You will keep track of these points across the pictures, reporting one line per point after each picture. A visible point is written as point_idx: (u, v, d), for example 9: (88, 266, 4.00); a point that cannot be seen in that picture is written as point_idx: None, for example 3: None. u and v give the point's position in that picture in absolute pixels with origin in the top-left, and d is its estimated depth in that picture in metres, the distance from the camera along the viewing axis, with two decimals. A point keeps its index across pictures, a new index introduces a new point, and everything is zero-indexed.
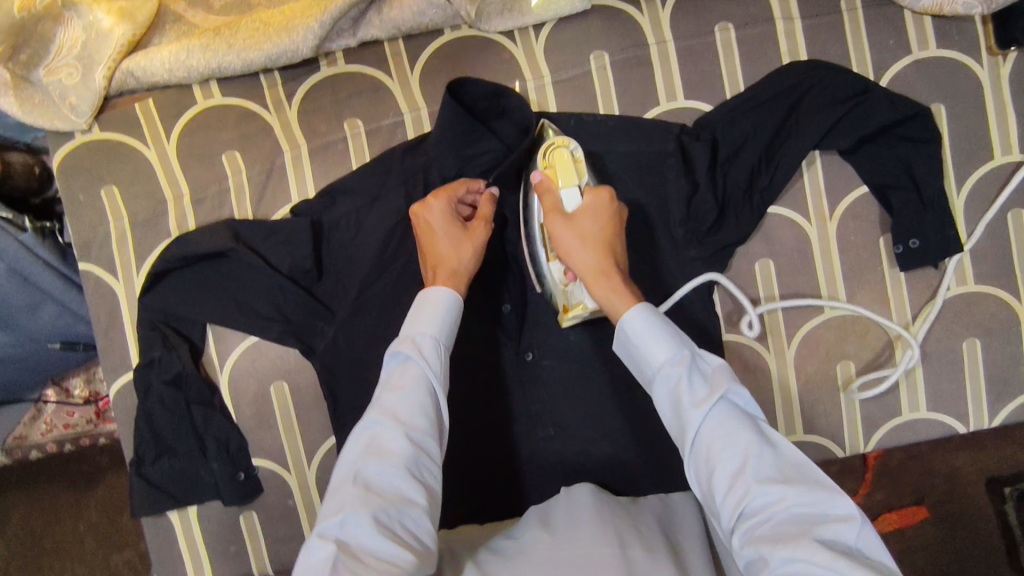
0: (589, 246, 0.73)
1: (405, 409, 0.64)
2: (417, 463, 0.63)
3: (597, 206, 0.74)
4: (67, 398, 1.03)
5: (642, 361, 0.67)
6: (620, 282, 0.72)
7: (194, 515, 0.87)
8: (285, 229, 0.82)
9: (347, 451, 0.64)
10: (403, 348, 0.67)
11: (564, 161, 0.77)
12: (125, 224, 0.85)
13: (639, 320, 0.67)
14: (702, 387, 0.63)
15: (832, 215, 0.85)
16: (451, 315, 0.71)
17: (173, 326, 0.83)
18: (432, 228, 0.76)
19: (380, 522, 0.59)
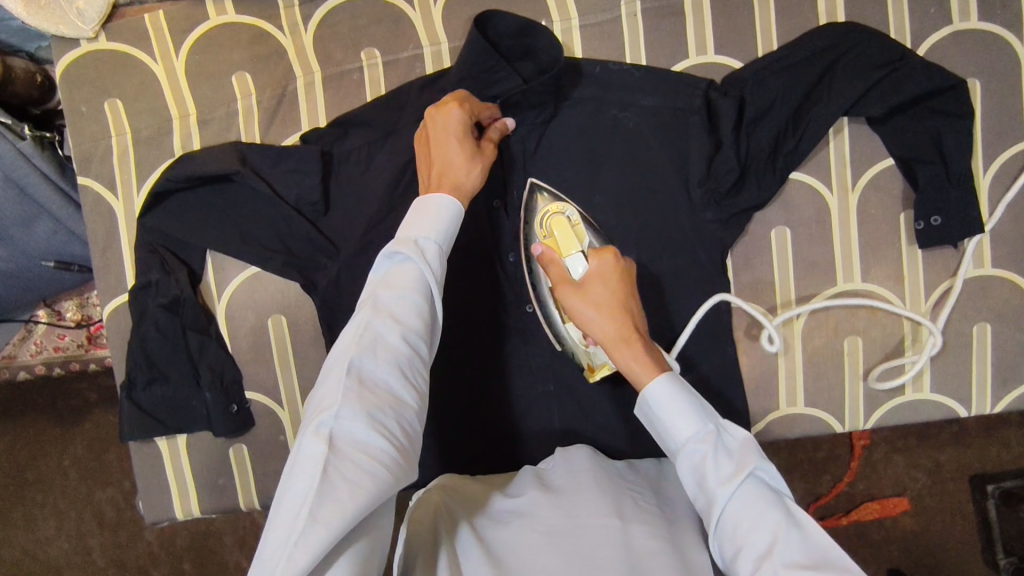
0: (606, 314, 0.66)
1: (402, 306, 0.59)
2: (410, 364, 0.57)
3: (604, 271, 0.67)
4: (58, 321, 1.00)
5: (664, 435, 0.61)
6: (644, 349, 0.64)
7: (182, 444, 0.85)
8: (294, 156, 0.79)
9: (334, 348, 0.57)
10: (403, 248, 0.61)
11: (562, 228, 0.75)
12: (128, 139, 0.83)
13: (663, 393, 0.61)
14: (729, 463, 0.58)
15: (854, 186, 0.83)
16: (452, 225, 0.66)
17: (172, 249, 0.81)
18: (447, 131, 0.72)
19: (375, 421, 0.52)
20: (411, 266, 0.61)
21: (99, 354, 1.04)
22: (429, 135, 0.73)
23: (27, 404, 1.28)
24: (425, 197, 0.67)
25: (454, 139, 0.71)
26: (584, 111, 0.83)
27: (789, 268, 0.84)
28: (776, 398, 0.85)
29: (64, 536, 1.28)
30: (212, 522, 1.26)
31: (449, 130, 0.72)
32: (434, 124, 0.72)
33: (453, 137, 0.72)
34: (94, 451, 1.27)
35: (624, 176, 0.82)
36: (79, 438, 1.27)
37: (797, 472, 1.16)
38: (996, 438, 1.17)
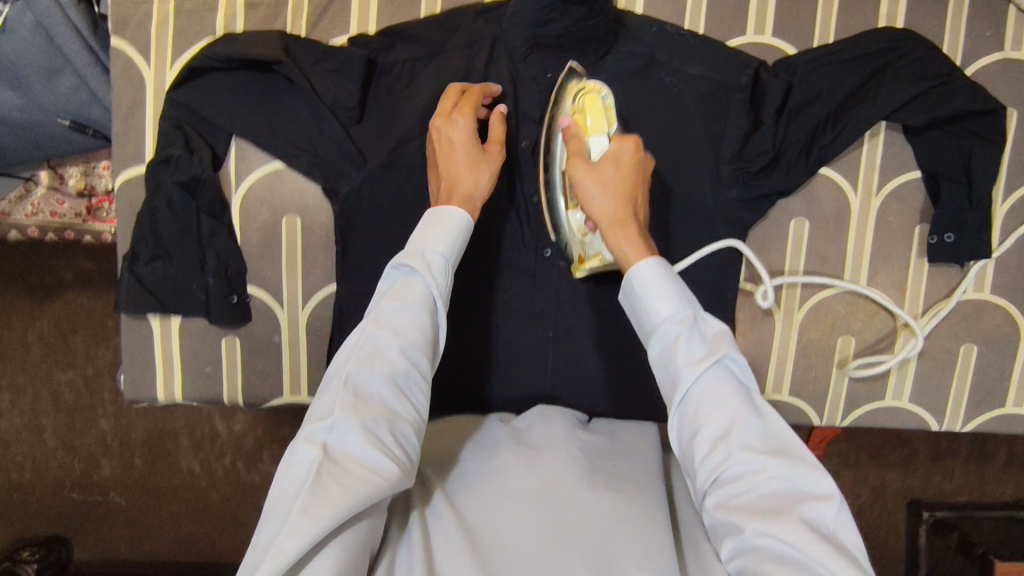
0: (605, 196, 0.69)
1: (406, 319, 0.62)
2: (405, 378, 0.60)
3: (621, 154, 0.70)
4: (60, 186, 0.96)
5: (643, 315, 0.65)
6: (638, 231, 0.68)
7: (176, 327, 0.85)
8: (338, 58, 0.78)
9: (338, 357, 0.61)
10: (410, 261, 0.65)
11: (594, 108, 0.75)
12: (169, 9, 0.80)
13: (648, 273, 0.65)
14: (700, 346, 0.62)
15: (878, 191, 0.85)
16: (459, 239, 0.68)
17: (198, 129, 0.79)
18: (453, 146, 0.73)
19: (369, 426, 0.56)
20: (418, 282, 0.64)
21: (97, 228, 0.98)
22: (436, 145, 0.74)
23: None
24: (437, 206, 0.70)
25: (462, 143, 0.73)
26: (634, 68, 0.82)
27: (800, 260, 0.86)
28: (762, 382, 0.88)
29: (16, 411, 1.26)
30: (169, 423, 1.26)
31: (453, 134, 0.73)
32: (440, 137, 0.73)
33: (458, 142, 0.73)
34: (60, 332, 1.25)
35: (661, 140, 0.82)
36: (46, 318, 1.25)
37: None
38: (940, 469, 1.24)
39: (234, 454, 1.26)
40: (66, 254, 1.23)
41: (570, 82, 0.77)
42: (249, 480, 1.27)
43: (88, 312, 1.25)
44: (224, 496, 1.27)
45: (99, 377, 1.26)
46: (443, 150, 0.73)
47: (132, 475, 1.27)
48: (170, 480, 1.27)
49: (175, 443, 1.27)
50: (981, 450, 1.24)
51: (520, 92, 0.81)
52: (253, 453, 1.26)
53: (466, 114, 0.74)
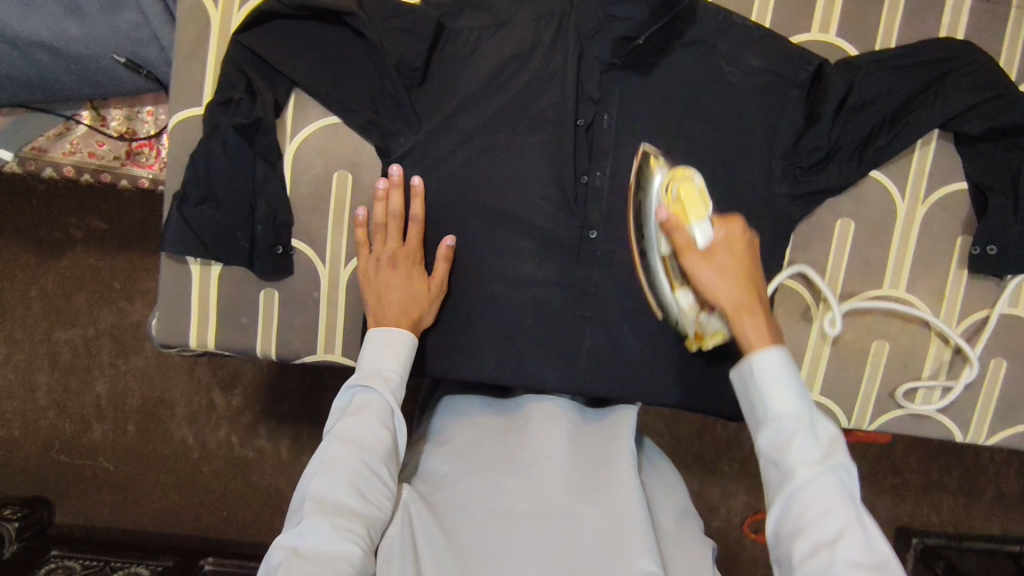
0: (733, 284, 0.65)
1: (363, 434, 0.67)
2: (368, 482, 0.65)
3: (733, 241, 0.67)
4: (102, 128, 0.94)
5: (757, 403, 0.61)
6: (765, 319, 0.64)
7: (215, 275, 0.84)
8: (410, 17, 0.79)
9: (306, 472, 0.66)
10: (364, 382, 0.70)
11: (692, 197, 0.70)
12: None
13: (774, 367, 0.60)
14: (815, 448, 0.58)
15: (925, 200, 0.87)
16: (408, 350, 0.74)
17: (261, 75, 0.79)
18: (388, 282, 0.78)
19: (334, 527, 0.61)
20: (371, 399, 0.70)
21: (135, 173, 0.95)
22: (387, 259, 0.78)
23: (7, 217, 1.21)
24: (378, 325, 0.74)
25: (415, 268, 0.79)
26: (696, 55, 0.83)
27: (843, 259, 0.87)
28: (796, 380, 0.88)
29: (11, 364, 1.23)
30: (167, 391, 1.24)
31: (402, 258, 0.79)
32: (379, 273, 0.78)
33: (411, 269, 0.79)
34: (65, 287, 1.22)
35: (719, 128, 0.83)
36: (53, 271, 1.22)
37: (748, 480, 1.22)
38: (929, 498, 1.25)
39: (231, 425, 1.24)
40: (79, 202, 1.21)
41: (653, 167, 0.78)
42: (244, 452, 1.24)
43: (96, 268, 1.22)
44: (217, 469, 1.24)
45: (100, 338, 1.23)
46: (384, 273, 0.78)
47: (125, 440, 1.24)
48: (166, 446, 1.24)
49: (175, 409, 1.24)
50: (972, 481, 1.25)
51: (583, 69, 0.82)
52: (251, 426, 1.24)
53: (415, 230, 0.80)
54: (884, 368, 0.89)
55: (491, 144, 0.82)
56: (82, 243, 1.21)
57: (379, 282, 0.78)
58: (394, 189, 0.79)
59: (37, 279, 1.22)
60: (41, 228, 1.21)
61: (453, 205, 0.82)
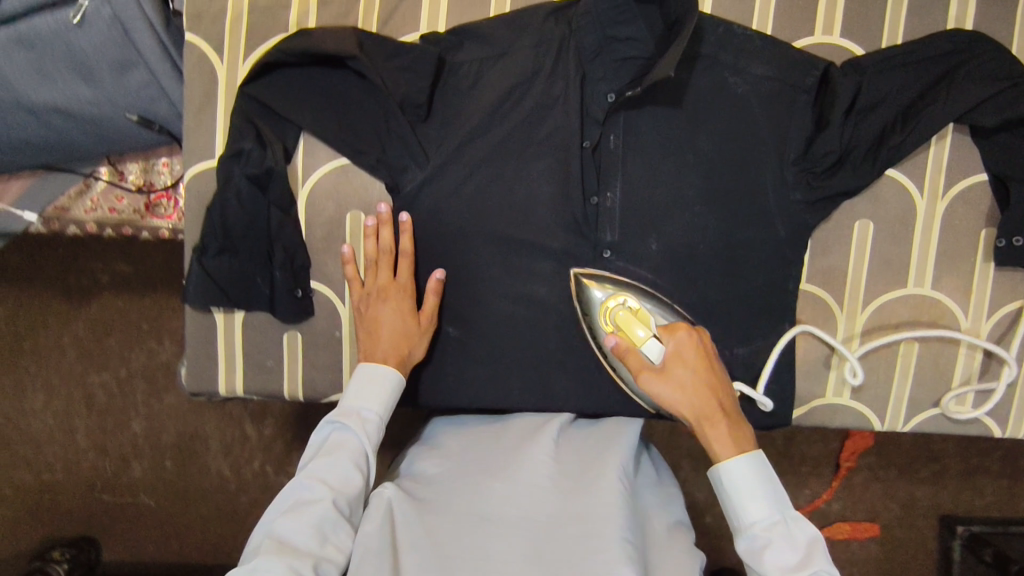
0: (689, 396, 0.69)
1: (336, 473, 0.69)
2: (331, 525, 0.66)
3: (682, 351, 0.71)
4: (120, 183, 0.96)
5: (732, 511, 0.67)
6: (724, 421, 0.68)
7: (239, 322, 0.85)
8: (410, 55, 0.79)
9: (274, 506, 0.68)
10: (342, 420, 0.72)
11: (627, 320, 0.76)
12: (244, 6, 0.81)
13: (742, 475, 0.66)
14: (792, 555, 0.63)
15: (944, 194, 0.85)
16: (394, 389, 0.75)
17: (269, 123, 0.80)
18: (380, 318, 0.79)
19: (289, 566, 0.62)
20: (352, 439, 0.71)
21: (154, 224, 0.98)
22: (378, 297, 0.80)
23: (34, 271, 1.24)
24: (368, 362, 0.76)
25: (407, 302, 0.80)
26: (698, 67, 0.83)
27: (864, 261, 0.86)
28: (824, 386, 0.88)
29: (49, 411, 1.26)
30: (199, 426, 1.26)
31: (392, 292, 0.80)
32: (372, 310, 0.79)
33: (400, 304, 0.80)
34: (95, 333, 1.25)
35: (727, 138, 0.83)
36: (81, 319, 1.25)
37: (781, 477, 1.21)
38: (971, 485, 1.22)
39: (263, 458, 1.25)
40: (102, 250, 1.23)
41: (588, 283, 0.81)
42: (278, 482, 1.26)
43: (123, 312, 1.25)
44: (253, 500, 1.26)
45: (132, 378, 1.26)
46: (377, 307, 0.80)
47: (162, 477, 1.27)
48: (202, 482, 1.26)
49: (208, 444, 1.26)
50: (1014, 466, 1.22)
51: (587, 92, 0.82)
52: (283, 457, 1.25)
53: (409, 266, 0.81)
54: (913, 370, 0.87)
55: (500, 173, 0.82)
56: (107, 289, 1.24)
57: (371, 318, 0.80)
58: (385, 225, 0.80)
59: (67, 327, 1.25)
60: (68, 278, 1.24)
61: (467, 236, 0.83)
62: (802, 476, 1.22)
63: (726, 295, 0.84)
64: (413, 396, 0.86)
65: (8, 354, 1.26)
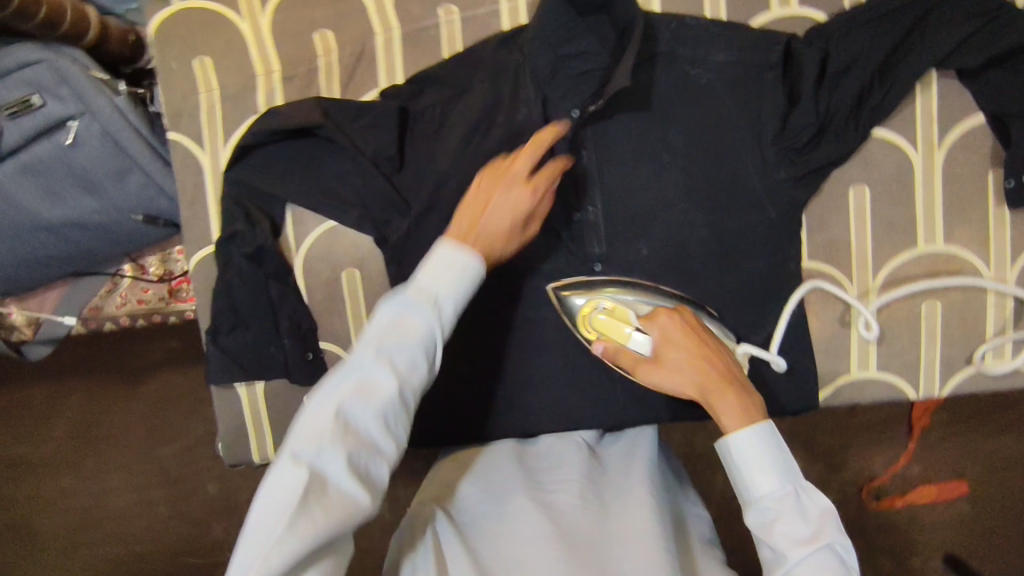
0: (689, 374, 0.66)
1: (405, 354, 0.57)
2: (396, 414, 0.56)
3: (671, 334, 0.69)
4: (143, 275, 1.03)
5: (739, 483, 0.62)
6: (734, 388, 0.64)
7: (261, 392, 0.89)
8: (374, 112, 0.81)
9: (325, 379, 0.56)
10: (414, 297, 0.58)
11: (610, 322, 0.74)
12: (216, 97, 0.84)
13: (748, 445, 0.61)
14: (803, 528, 0.58)
15: (941, 144, 0.82)
16: (473, 280, 0.62)
17: (256, 203, 0.84)
18: (492, 200, 0.67)
19: (354, 468, 0.53)
20: (426, 313, 0.58)
21: (180, 308, 1.04)
22: (476, 223, 0.65)
23: (97, 361, 1.33)
24: (450, 241, 0.63)
25: (507, 224, 0.66)
26: (658, 65, 0.82)
27: (865, 228, 0.83)
28: (847, 362, 0.85)
29: (128, 488, 1.34)
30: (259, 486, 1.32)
31: (516, 187, 0.68)
32: (492, 184, 0.68)
33: (498, 226, 0.66)
34: (157, 409, 1.33)
35: (700, 132, 0.82)
36: (142, 398, 1.33)
37: (852, 445, 1.15)
38: None
39: None
40: (152, 337, 1.32)
41: (562, 296, 0.78)
42: None
43: (180, 386, 1.32)
44: None
45: (198, 447, 1.32)
46: (479, 199, 0.67)
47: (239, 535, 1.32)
48: None
49: None
50: None
51: (551, 113, 0.82)
52: None
53: (542, 178, 0.68)
54: (941, 330, 0.84)
55: None
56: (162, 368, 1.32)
57: (464, 211, 0.67)
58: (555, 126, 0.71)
59: (134, 408, 1.33)
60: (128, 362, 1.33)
61: None
62: (873, 444, 1.15)
63: (728, 288, 0.83)
64: (435, 436, 0.87)
65: (85, 440, 1.34)
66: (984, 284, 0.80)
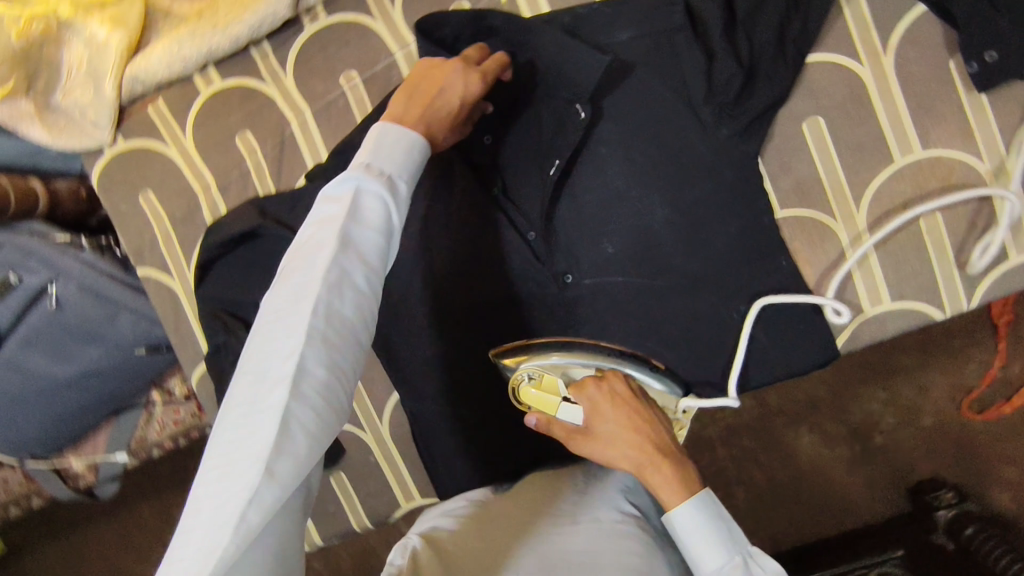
0: (623, 448, 0.63)
1: (366, 242, 0.53)
2: (372, 307, 0.53)
3: (600, 407, 0.65)
4: (170, 398, 1.07)
5: (689, 561, 0.61)
6: (668, 463, 0.62)
7: None
8: (305, 195, 0.79)
9: (284, 277, 0.51)
10: (367, 178, 0.55)
11: (536, 394, 0.67)
12: (168, 225, 0.88)
13: (692, 520, 0.60)
14: None
15: (886, 48, 0.75)
16: (416, 162, 0.60)
17: (233, 312, 0.83)
18: (448, 72, 0.67)
19: (337, 367, 0.49)
20: (380, 189, 0.55)
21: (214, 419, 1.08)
22: (429, 98, 0.65)
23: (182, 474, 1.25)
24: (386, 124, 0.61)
25: (458, 103, 0.67)
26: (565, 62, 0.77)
27: (833, 159, 0.78)
28: (857, 302, 0.79)
29: None
30: None
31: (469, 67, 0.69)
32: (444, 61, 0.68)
33: (449, 100, 0.66)
34: None
35: (627, 115, 0.78)
36: None
37: (931, 363, 1.03)
38: None
39: None
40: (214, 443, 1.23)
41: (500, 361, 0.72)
42: None
43: None
44: None
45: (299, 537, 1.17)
46: (425, 81, 0.66)
47: None
48: None
49: None
50: None
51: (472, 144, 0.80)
52: None
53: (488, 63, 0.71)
54: (951, 240, 0.76)
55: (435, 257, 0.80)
56: None
57: (409, 88, 0.66)
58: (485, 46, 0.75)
59: None
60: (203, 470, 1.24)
61: None
62: (952, 359, 1.03)
63: (705, 263, 0.78)
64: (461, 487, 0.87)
65: None
66: (983, 193, 0.71)
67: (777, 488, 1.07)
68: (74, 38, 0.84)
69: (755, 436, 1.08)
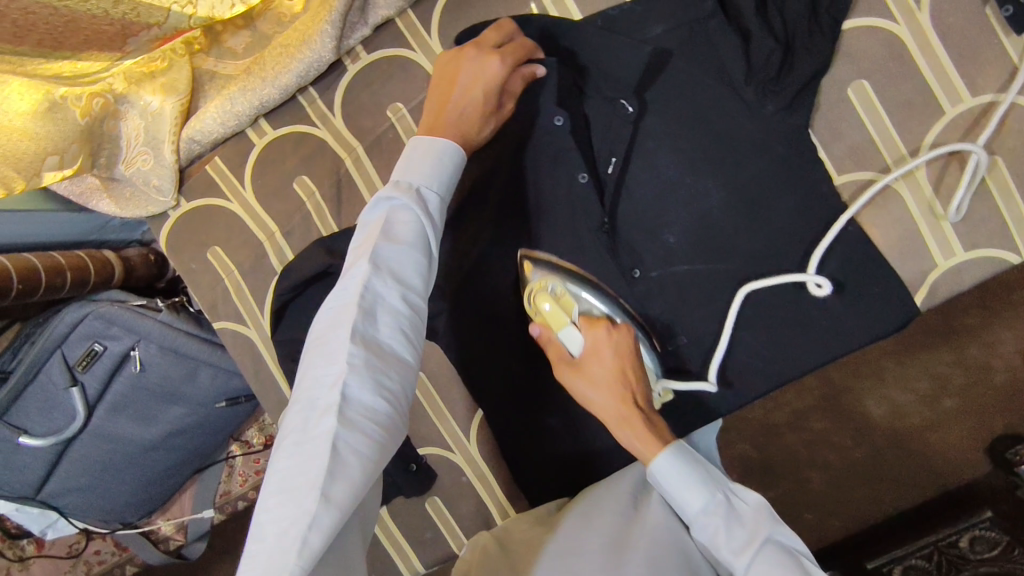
0: (606, 390, 0.68)
1: (403, 261, 0.57)
2: (411, 323, 0.56)
3: (600, 346, 0.70)
4: (250, 448, 1.10)
5: (676, 505, 0.65)
6: (643, 423, 0.67)
7: (387, 516, 0.95)
8: None
9: (330, 299, 0.56)
10: (400, 197, 0.59)
11: (548, 307, 0.73)
12: (237, 275, 0.91)
13: (670, 468, 0.64)
14: (741, 532, 0.61)
15: (920, 4, 0.76)
16: (450, 171, 0.63)
17: None
18: (456, 71, 0.71)
19: (380, 385, 0.52)
20: (412, 207, 0.59)
21: None
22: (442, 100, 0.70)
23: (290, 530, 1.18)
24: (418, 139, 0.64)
25: (473, 91, 0.69)
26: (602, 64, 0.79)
27: (882, 119, 0.78)
28: (928, 257, 0.79)
29: None
30: None
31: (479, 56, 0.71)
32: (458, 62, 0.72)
33: (458, 91, 0.69)
34: None
35: (672, 107, 0.79)
36: None
37: (995, 318, 0.98)
38: None
39: None
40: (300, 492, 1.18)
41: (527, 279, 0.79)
42: None
43: None
44: None
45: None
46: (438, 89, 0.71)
47: None
48: None
49: None
50: None
51: None
52: None
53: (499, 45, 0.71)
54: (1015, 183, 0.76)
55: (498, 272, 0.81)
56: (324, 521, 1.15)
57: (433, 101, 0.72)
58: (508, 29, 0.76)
59: None
60: None
61: (505, 341, 0.83)
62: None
63: (770, 239, 0.78)
64: (552, 494, 0.88)
65: None
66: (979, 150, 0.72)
67: (875, 464, 1.03)
68: (130, 110, 0.83)
69: (832, 409, 1.04)
